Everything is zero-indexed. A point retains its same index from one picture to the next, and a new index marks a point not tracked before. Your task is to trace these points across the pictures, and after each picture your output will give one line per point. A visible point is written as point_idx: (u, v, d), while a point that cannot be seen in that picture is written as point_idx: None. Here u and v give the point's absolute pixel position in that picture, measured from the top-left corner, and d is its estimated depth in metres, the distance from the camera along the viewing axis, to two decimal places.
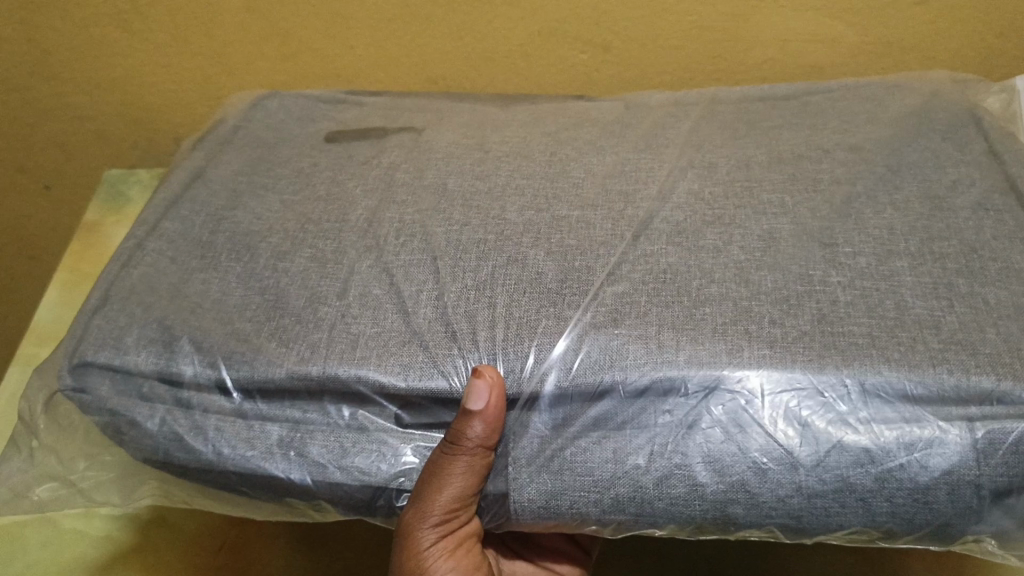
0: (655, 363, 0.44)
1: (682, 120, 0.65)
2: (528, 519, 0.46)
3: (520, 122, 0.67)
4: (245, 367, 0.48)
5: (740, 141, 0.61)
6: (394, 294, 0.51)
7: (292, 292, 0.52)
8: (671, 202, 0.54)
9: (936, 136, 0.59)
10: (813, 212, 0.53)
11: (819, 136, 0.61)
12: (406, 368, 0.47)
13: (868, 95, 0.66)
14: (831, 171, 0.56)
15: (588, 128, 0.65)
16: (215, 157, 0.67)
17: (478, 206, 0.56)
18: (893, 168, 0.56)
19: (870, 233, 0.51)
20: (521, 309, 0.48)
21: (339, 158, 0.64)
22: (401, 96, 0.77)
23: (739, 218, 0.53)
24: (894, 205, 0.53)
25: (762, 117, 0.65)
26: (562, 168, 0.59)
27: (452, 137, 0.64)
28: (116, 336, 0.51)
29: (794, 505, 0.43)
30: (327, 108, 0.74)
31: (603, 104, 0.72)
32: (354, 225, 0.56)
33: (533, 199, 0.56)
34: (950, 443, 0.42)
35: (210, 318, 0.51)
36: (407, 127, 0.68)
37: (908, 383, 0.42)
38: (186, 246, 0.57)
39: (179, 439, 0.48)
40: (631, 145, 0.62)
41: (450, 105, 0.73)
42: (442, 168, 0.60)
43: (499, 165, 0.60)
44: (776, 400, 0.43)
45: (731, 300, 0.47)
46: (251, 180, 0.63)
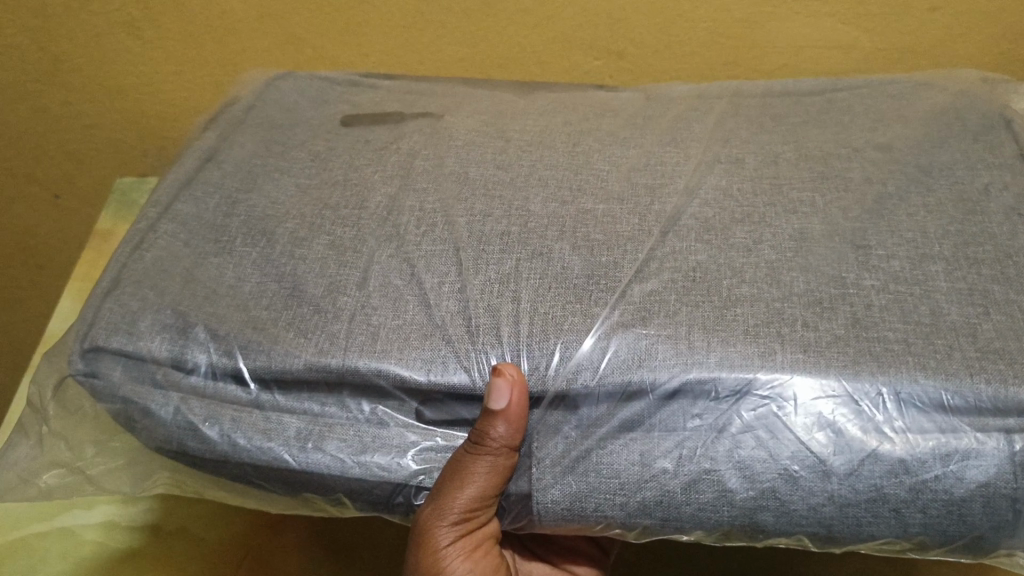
0: (685, 365, 0.43)
1: (707, 113, 0.64)
2: (551, 520, 0.45)
3: (541, 111, 0.66)
4: (262, 356, 0.47)
5: (766, 136, 0.60)
6: (416, 286, 0.49)
7: (310, 280, 0.51)
8: (699, 198, 0.53)
9: (966, 137, 0.58)
10: (845, 212, 0.51)
11: (847, 133, 0.60)
12: (428, 363, 0.46)
13: (893, 92, 0.65)
14: (861, 170, 0.55)
15: (610, 119, 0.64)
16: (229, 138, 0.65)
17: (500, 196, 0.54)
18: (924, 168, 0.55)
19: (903, 236, 0.50)
20: (547, 304, 0.47)
21: (356, 142, 0.62)
22: (416, 80, 0.76)
23: (769, 216, 0.52)
24: (927, 208, 0.52)
25: (786, 112, 0.64)
26: (586, 159, 0.58)
27: (472, 124, 0.63)
28: (129, 322, 0.50)
29: (825, 514, 0.42)
30: (341, 90, 0.73)
31: (623, 95, 0.71)
32: (373, 212, 0.54)
33: (557, 190, 0.55)
34: (987, 455, 0.41)
35: (226, 305, 0.50)
36: (425, 113, 0.66)
37: (945, 393, 0.41)
38: (202, 230, 0.56)
39: (192, 429, 0.47)
40: (656, 137, 0.60)
41: (467, 91, 0.72)
42: (462, 156, 0.59)
43: (521, 155, 0.59)
44: (810, 407, 0.42)
45: (763, 301, 0.46)
46: (266, 163, 0.61)
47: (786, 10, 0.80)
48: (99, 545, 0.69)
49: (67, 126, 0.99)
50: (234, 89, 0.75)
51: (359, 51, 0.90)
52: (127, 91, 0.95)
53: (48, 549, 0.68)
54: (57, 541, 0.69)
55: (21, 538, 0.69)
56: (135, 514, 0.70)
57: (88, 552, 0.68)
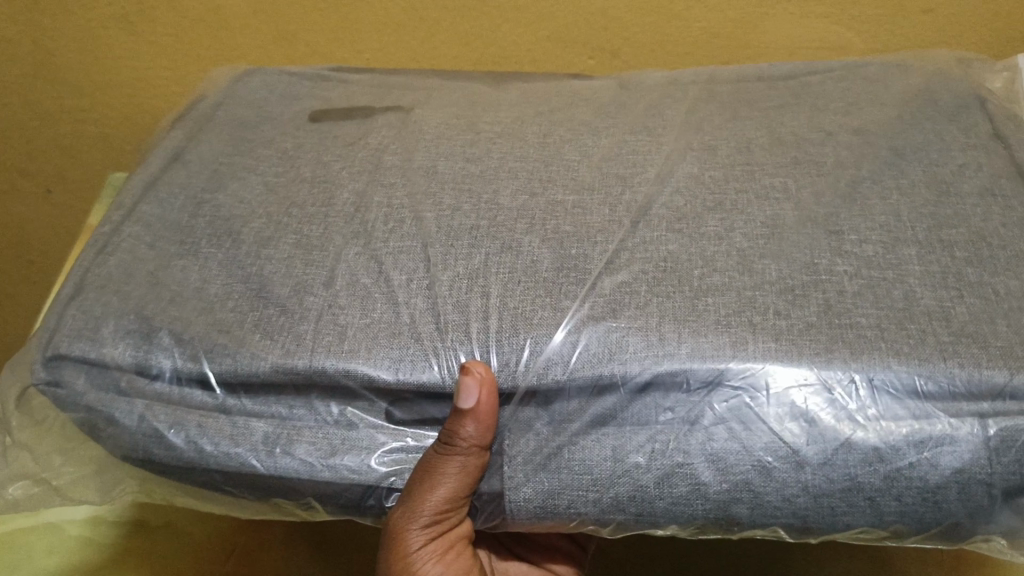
0: (656, 357, 0.42)
1: (680, 101, 0.63)
2: (524, 518, 0.45)
3: (513, 102, 0.65)
4: (227, 360, 0.46)
5: (740, 122, 0.59)
6: (383, 283, 0.48)
7: (277, 280, 0.50)
8: (670, 186, 0.53)
9: (940, 118, 0.57)
10: (818, 197, 0.51)
11: (821, 117, 0.59)
12: (396, 362, 0.45)
13: (870, 74, 0.64)
14: (835, 155, 0.55)
15: (582, 108, 0.63)
16: (196, 137, 0.64)
17: (470, 190, 0.53)
18: (898, 151, 0.54)
19: (876, 220, 0.49)
20: (516, 299, 0.46)
21: (324, 139, 0.61)
22: (388, 73, 0.75)
23: (741, 203, 0.51)
24: (900, 190, 0.51)
25: (762, 97, 0.63)
26: (557, 150, 0.57)
27: (442, 117, 0.62)
28: (92, 328, 0.49)
29: (800, 505, 0.42)
30: (310, 85, 0.71)
31: (598, 83, 0.70)
32: (341, 210, 0.53)
33: (527, 182, 0.54)
34: (961, 441, 0.41)
35: (191, 308, 0.49)
36: (394, 106, 0.65)
37: (918, 379, 0.41)
38: (167, 232, 0.55)
39: (159, 436, 0.46)
40: (629, 125, 0.60)
41: (439, 83, 0.71)
42: (431, 150, 0.58)
43: (491, 147, 0.58)
44: (783, 397, 0.41)
45: (734, 290, 0.45)
46: (232, 162, 0.60)
47: (783, 11, 0.81)
48: (83, 542, 0.67)
49: (57, 124, 1.00)
50: (202, 87, 0.74)
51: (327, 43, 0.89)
52: (111, 81, 0.95)
53: (30, 544, 0.67)
54: (43, 537, 0.68)
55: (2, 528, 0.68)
56: (120, 511, 0.69)
57: (72, 549, 0.67)
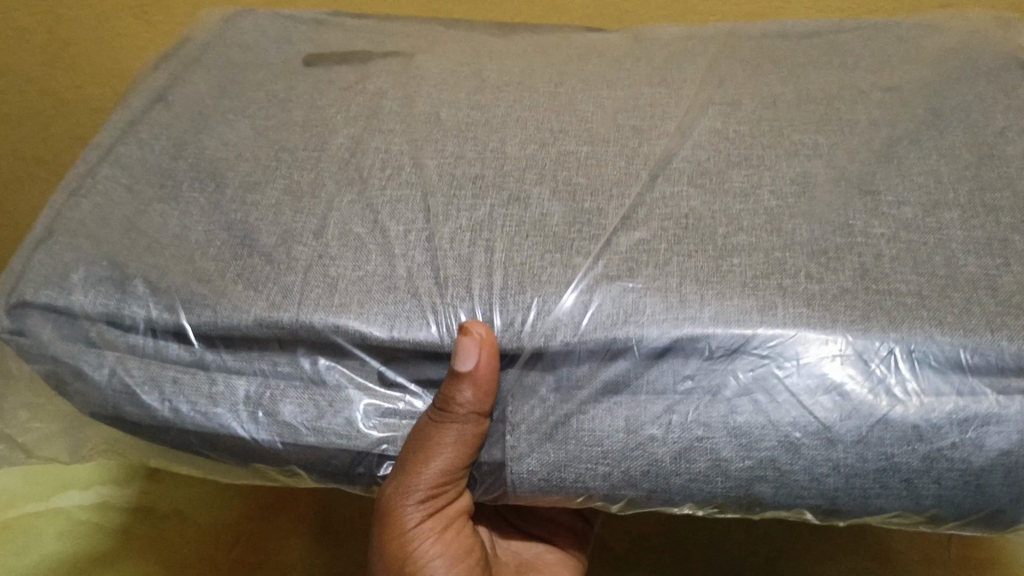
0: (676, 320, 0.39)
1: (700, 55, 0.59)
2: (527, 492, 0.42)
3: (522, 51, 0.61)
4: (206, 312, 0.42)
5: (764, 78, 0.55)
6: (379, 233, 0.44)
7: (262, 228, 0.45)
8: (692, 140, 0.49)
9: (980, 78, 0.53)
10: (851, 155, 0.47)
11: (852, 75, 0.55)
12: (391, 319, 0.41)
13: (903, 33, 0.60)
14: (869, 114, 0.51)
15: (595, 60, 0.59)
16: (182, 77, 0.59)
17: (474, 138, 0.49)
18: (937, 110, 0.50)
19: (914, 180, 0.45)
20: (523, 254, 0.42)
21: (319, 82, 0.57)
22: (388, 19, 0.70)
23: (769, 159, 0.47)
24: (940, 151, 0.47)
25: (787, 55, 0.59)
26: (569, 100, 0.53)
27: (445, 64, 0.58)
28: (61, 273, 0.45)
29: (829, 485, 0.39)
30: (305, 28, 0.67)
31: (610, 36, 0.65)
32: (334, 154, 0.49)
33: (537, 132, 0.50)
34: (1011, 421, 0.37)
35: (169, 256, 0.45)
36: (394, 52, 0.61)
37: (964, 352, 0.37)
38: (145, 175, 0.51)
39: (131, 394, 0.43)
40: (645, 78, 0.56)
41: (442, 31, 0.66)
42: (433, 97, 0.54)
43: (498, 95, 0.54)
44: (813, 367, 0.38)
45: (762, 251, 0.41)
46: (220, 104, 0.56)
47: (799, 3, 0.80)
48: (90, 527, 0.78)
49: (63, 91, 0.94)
50: (192, 27, 0.69)
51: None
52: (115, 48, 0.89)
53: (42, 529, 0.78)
54: (52, 524, 0.79)
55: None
56: (127, 496, 0.80)
57: (79, 533, 0.78)
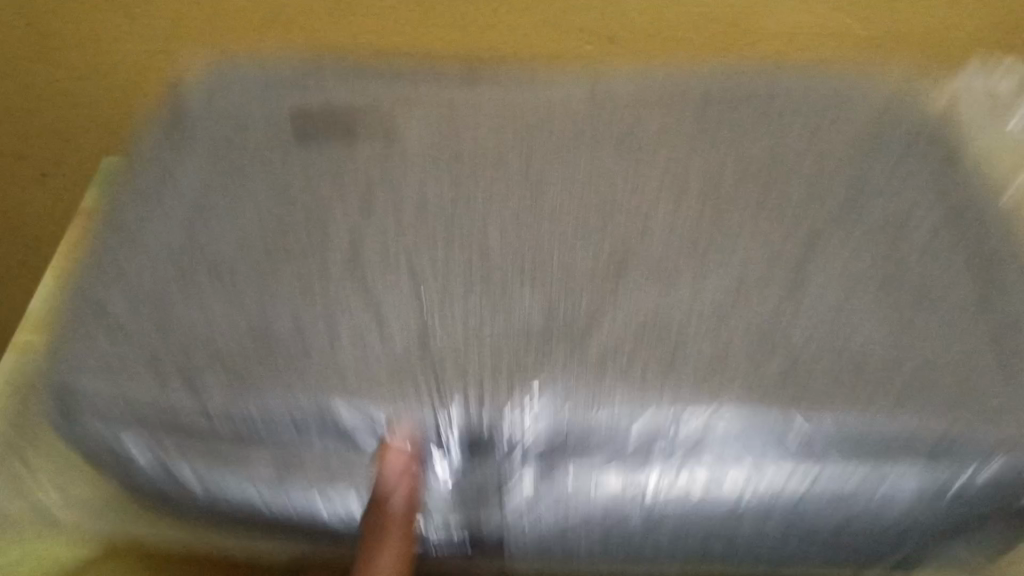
0: (632, 418, 0.47)
1: (645, 116, 0.65)
2: (523, 556, 0.51)
3: (485, 109, 0.66)
4: (242, 404, 0.48)
5: (696, 151, 0.61)
6: (380, 326, 0.50)
7: (278, 315, 0.51)
8: (643, 229, 0.55)
9: (897, 156, 0.60)
10: (782, 248, 0.53)
11: (781, 147, 0.61)
12: (398, 411, 0.47)
13: (835, 89, 0.67)
14: (794, 195, 0.57)
15: (556, 121, 0.65)
16: (184, 150, 0.63)
17: (459, 227, 0.55)
18: (867, 191, 0.57)
19: (850, 276, 0.51)
20: (509, 348, 0.49)
21: (307, 156, 0.62)
22: (359, 57, 0.73)
23: (716, 251, 0.53)
24: (863, 234, 0.54)
25: (717, 114, 0.64)
26: (537, 178, 0.59)
27: (420, 133, 0.63)
28: (105, 365, 0.50)
29: (761, 543, 0.50)
30: (280, 79, 0.70)
31: (555, 75, 0.70)
32: (337, 243, 0.55)
33: (512, 218, 0.56)
34: (907, 498, 0.47)
35: (190, 346, 0.50)
36: (372, 109, 0.66)
37: (872, 443, 0.46)
38: (166, 255, 0.55)
39: (176, 479, 0.49)
40: (603, 152, 0.61)
41: (402, 72, 0.70)
42: (415, 182, 0.59)
43: (474, 176, 0.60)
44: (738, 458, 0.47)
45: (708, 347, 0.48)
46: (221, 180, 0.60)
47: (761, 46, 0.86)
48: None
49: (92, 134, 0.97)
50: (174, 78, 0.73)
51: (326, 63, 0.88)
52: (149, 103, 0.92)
53: None
54: None
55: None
56: None
57: None
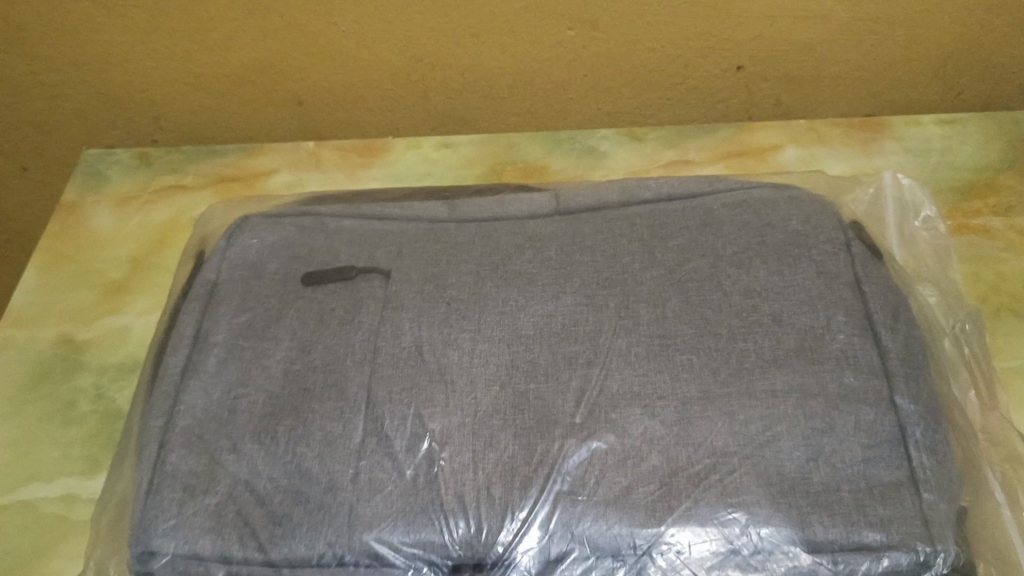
0: (607, 524, 0.52)
1: (647, 237, 0.66)
2: None
3: (489, 226, 0.69)
4: (268, 546, 0.53)
5: (693, 249, 0.65)
6: (391, 455, 0.56)
7: (303, 452, 0.56)
8: (633, 350, 0.59)
9: (860, 228, 0.67)
10: (768, 370, 0.57)
11: (774, 247, 0.64)
12: (410, 527, 0.53)
13: (826, 201, 0.68)
14: (768, 274, 0.62)
15: (555, 225, 0.69)
16: (202, 313, 0.65)
17: (462, 344, 0.61)
18: (845, 262, 0.63)
19: (806, 325, 0.59)
20: (509, 449, 0.55)
21: (329, 257, 0.67)
22: (372, 193, 0.79)
23: (698, 365, 0.58)
24: (827, 295, 0.61)
25: (718, 221, 0.67)
26: (535, 275, 0.64)
27: (429, 256, 0.66)
28: (146, 522, 0.55)
29: None
30: (306, 200, 0.76)
31: (560, 189, 0.76)
32: (357, 352, 0.61)
33: (510, 318, 0.62)
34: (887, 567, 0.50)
35: (224, 491, 0.55)
36: (385, 225, 0.70)
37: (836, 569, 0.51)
38: (187, 447, 0.58)
39: (200, 558, 0.53)
40: (601, 235, 0.67)
41: (416, 191, 0.79)
42: (424, 271, 0.65)
43: (481, 295, 0.63)
44: (699, 552, 0.52)
45: (687, 473, 0.54)
46: (246, 321, 0.64)
47: (778, 75, 0.85)
48: None
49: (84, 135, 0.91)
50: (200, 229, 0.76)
51: (299, 86, 0.85)
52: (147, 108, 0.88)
53: None
54: None
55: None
56: None
57: None
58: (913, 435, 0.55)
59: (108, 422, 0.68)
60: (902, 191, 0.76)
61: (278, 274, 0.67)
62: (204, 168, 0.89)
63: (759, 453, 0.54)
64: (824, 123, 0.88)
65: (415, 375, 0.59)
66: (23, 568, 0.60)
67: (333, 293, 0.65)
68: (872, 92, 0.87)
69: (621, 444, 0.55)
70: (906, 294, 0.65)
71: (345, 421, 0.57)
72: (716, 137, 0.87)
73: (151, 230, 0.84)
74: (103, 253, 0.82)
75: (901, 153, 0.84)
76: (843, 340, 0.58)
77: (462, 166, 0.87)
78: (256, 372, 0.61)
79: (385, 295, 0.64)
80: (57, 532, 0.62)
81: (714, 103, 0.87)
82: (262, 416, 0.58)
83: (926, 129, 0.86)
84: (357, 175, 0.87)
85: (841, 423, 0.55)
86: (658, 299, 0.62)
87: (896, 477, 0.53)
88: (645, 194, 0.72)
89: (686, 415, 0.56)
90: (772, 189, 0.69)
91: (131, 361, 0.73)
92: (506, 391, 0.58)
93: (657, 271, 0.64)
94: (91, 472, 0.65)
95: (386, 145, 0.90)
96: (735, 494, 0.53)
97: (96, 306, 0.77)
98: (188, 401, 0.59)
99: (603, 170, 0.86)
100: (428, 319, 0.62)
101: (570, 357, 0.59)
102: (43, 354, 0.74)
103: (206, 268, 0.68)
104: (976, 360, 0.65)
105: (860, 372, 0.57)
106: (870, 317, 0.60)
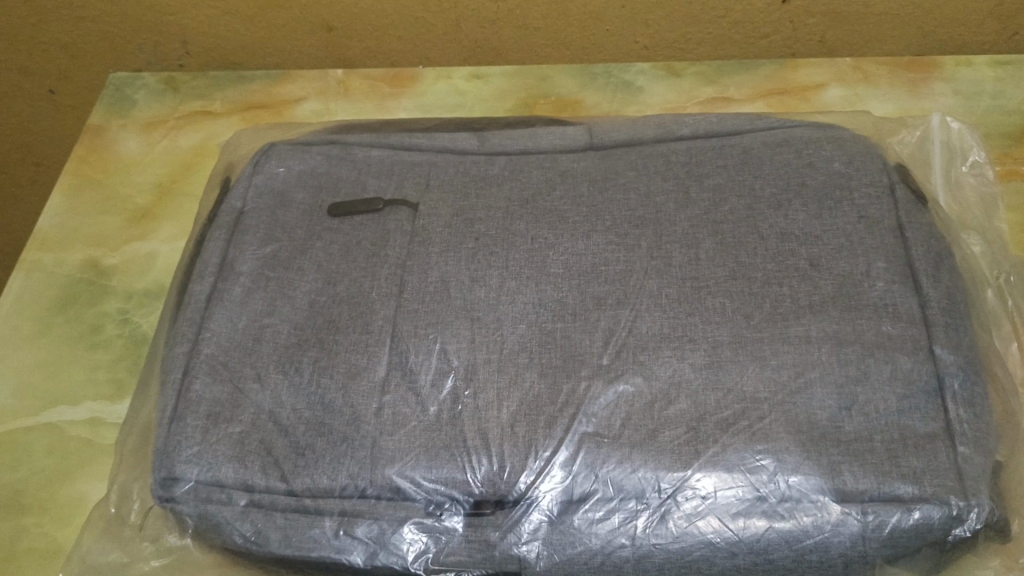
0: (634, 466, 0.52)
1: (682, 176, 0.64)
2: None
3: (517, 161, 0.67)
4: (291, 477, 0.53)
5: (729, 189, 0.63)
6: (415, 392, 0.55)
7: (327, 387, 0.56)
8: (663, 294, 0.58)
9: (903, 172, 0.65)
10: (803, 316, 0.55)
11: (814, 190, 0.61)
12: (433, 463, 0.53)
13: (870, 142, 0.66)
14: (807, 219, 0.60)
15: (586, 162, 0.66)
16: (226, 241, 0.64)
17: (489, 282, 0.59)
18: (886, 209, 0.60)
19: (846, 271, 0.57)
20: (534, 390, 0.54)
21: (354, 189, 0.66)
22: (399, 124, 0.77)
23: (731, 310, 0.56)
24: (867, 241, 0.58)
25: (757, 161, 0.64)
26: (565, 212, 0.63)
27: (456, 192, 0.65)
28: (170, 448, 0.55)
29: (747, 563, 0.51)
30: (333, 130, 0.74)
31: (591, 123, 0.73)
32: (382, 287, 0.60)
33: (538, 256, 0.60)
34: (917, 518, 0.49)
35: (248, 419, 0.55)
36: (412, 158, 0.68)
37: (865, 521, 0.50)
38: (210, 375, 0.57)
39: (223, 485, 0.53)
40: (635, 173, 0.65)
41: (444, 123, 0.77)
42: (451, 205, 0.64)
43: (508, 232, 0.62)
44: (725, 499, 0.51)
45: (716, 418, 0.53)
46: (270, 252, 0.63)
47: (823, 8, 0.81)
48: None
49: (105, 57, 0.90)
50: (226, 157, 0.75)
51: (328, 11, 0.83)
52: (170, 30, 0.86)
53: None
54: None
55: (5, 434, 0.64)
56: None
57: None
58: (951, 386, 0.53)
59: (133, 348, 0.69)
60: (951, 134, 0.73)
61: (305, 204, 0.65)
62: (230, 94, 0.87)
63: (791, 400, 0.53)
64: (871, 61, 0.84)
65: (440, 310, 0.58)
66: (49, 488, 0.61)
67: (359, 225, 0.63)
68: (923, 29, 0.83)
69: (649, 387, 0.54)
70: (950, 243, 0.62)
71: (369, 354, 0.57)
72: (757, 73, 0.84)
73: (177, 155, 0.83)
74: (129, 178, 0.81)
75: (950, 95, 0.81)
76: (883, 288, 0.56)
77: (493, 98, 0.85)
78: (281, 302, 0.60)
79: (412, 229, 0.63)
80: (82, 454, 0.62)
81: (757, 38, 0.84)
82: (287, 346, 0.58)
83: (979, 71, 0.82)
84: (385, 105, 0.85)
85: (877, 371, 0.53)
86: (691, 240, 0.60)
87: (931, 428, 0.51)
88: (681, 131, 0.69)
89: (717, 359, 0.54)
90: (815, 129, 0.67)
91: (157, 287, 0.72)
92: (532, 330, 0.57)
93: (692, 211, 0.62)
94: (116, 396, 0.65)
95: (416, 75, 0.88)
96: (764, 440, 0.52)
97: (121, 231, 0.77)
98: (211, 329, 0.59)
99: (638, 106, 0.83)
100: (455, 254, 0.61)
101: (599, 297, 0.58)
102: (70, 278, 0.74)
103: (232, 196, 0.67)
104: (1019, 312, 0.63)
105: (898, 321, 0.55)
106: (911, 264, 0.58)
